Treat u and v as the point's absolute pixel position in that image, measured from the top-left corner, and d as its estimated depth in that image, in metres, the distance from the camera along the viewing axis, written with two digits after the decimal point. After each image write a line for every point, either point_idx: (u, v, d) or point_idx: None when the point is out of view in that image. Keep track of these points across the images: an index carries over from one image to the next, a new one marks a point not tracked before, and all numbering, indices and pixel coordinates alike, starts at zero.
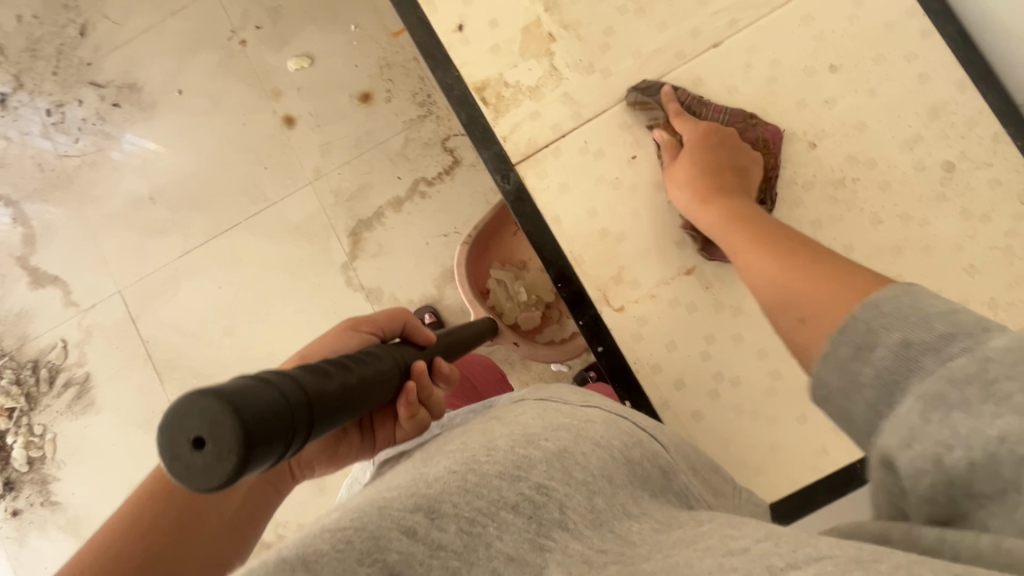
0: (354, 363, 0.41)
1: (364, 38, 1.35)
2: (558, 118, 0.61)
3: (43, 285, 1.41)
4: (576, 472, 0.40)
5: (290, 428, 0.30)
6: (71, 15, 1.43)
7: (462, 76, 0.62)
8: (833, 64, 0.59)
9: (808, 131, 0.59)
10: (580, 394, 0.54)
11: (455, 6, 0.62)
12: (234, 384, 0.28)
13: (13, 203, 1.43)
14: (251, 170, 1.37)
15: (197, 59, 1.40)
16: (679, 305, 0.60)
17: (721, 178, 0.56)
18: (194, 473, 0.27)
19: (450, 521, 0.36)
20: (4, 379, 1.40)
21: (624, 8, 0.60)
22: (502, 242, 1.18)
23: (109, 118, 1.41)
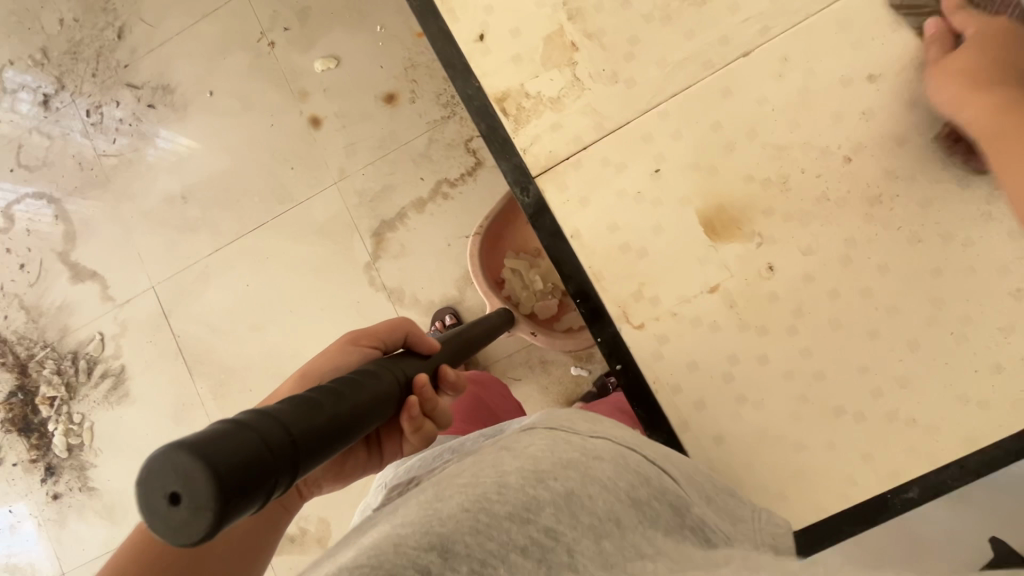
0: (349, 388, 0.41)
1: (390, 39, 1.36)
2: (579, 130, 0.59)
3: (82, 280, 1.47)
4: (585, 513, 0.40)
5: (272, 474, 0.31)
6: (109, 18, 1.47)
7: (483, 86, 0.61)
8: (871, 74, 0.56)
9: (844, 144, 0.56)
10: (590, 422, 0.53)
11: (477, 15, 0.61)
12: (208, 434, 0.29)
13: (55, 200, 1.49)
14: (278, 170, 1.40)
15: (228, 61, 1.42)
16: (702, 324, 0.57)
17: (983, 72, 0.52)
18: (175, 526, 0.29)
19: (462, 562, 0.36)
20: (47, 369, 1.47)
21: (651, 16, 0.58)
22: (516, 231, 1.16)
23: (145, 118, 1.46)
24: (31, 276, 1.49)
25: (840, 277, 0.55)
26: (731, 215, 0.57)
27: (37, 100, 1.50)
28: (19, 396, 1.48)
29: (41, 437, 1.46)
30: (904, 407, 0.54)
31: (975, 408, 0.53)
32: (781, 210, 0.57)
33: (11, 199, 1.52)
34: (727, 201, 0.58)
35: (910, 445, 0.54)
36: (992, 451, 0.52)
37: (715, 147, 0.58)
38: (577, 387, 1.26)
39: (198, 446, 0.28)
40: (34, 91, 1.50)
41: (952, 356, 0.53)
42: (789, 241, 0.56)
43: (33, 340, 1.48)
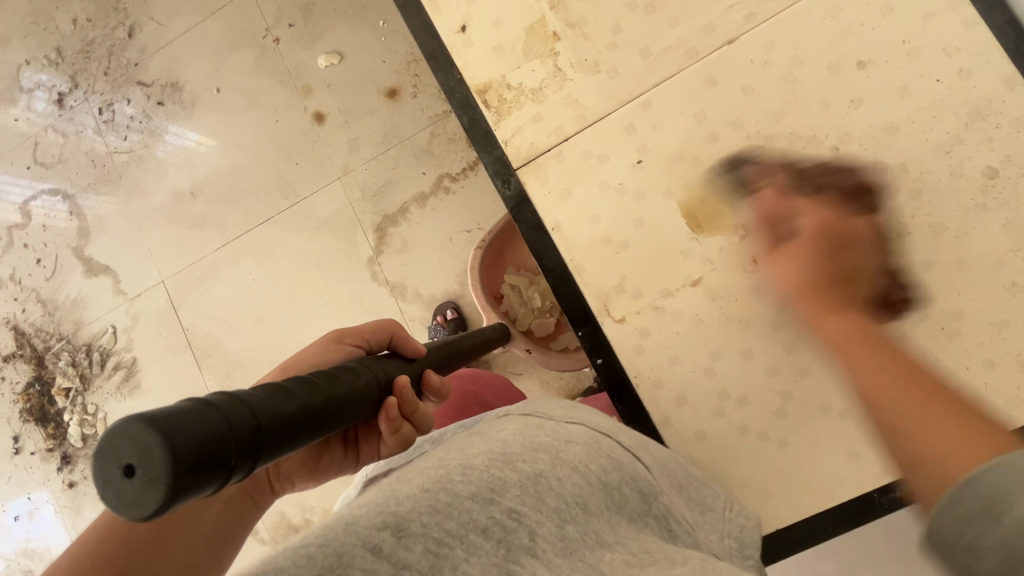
0: (323, 381, 0.42)
1: (392, 34, 1.36)
2: (561, 121, 0.59)
3: (96, 274, 1.51)
4: (550, 496, 0.41)
5: (231, 456, 0.31)
6: (120, 17, 1.50)
7: (464, 78, 0.61)
8: (860, 60, 0.54)
9: (830, 133, 0.54)
10: (567, 409, 0.54)
11: (459, 7, 0.61)
12: (173, 408, 0.29)
13: (70, 196, 1.53)
14: (282, 166, 1.41)
15: (234, 58, 1.44)
16: (684, 318, 0.56)
17: (824, 287, 0.49)
18: (127, 499, 0.28)
19: (416, 540, 0.36)
20: (63, 361, 1.51)
21: (634, 4, 0.57)
22: (517, 249, 1.17)
23: (154, 115, 1.48)
24: (48, 270, 1.54)
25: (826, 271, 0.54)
26: (714, 207, 0.56)
27: (52, 99, 1.54)
28: (38, 387, 1.53)
29: (57, 427, 1.51)
30: None
31: (966, 405, 0.51)
32: (765, 202, 0.55)
33: (28, 196, 1.56)
34: (710, 191, 0.56)
35: None
36: None
37: (698, 137, 0.56)
38: (577, 382, 1.25)
39: (160, 419, 0.28)
40: (50, 90, 1.54)
41: (942, 352, 0.52)
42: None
43: (50, 333, 1.52)
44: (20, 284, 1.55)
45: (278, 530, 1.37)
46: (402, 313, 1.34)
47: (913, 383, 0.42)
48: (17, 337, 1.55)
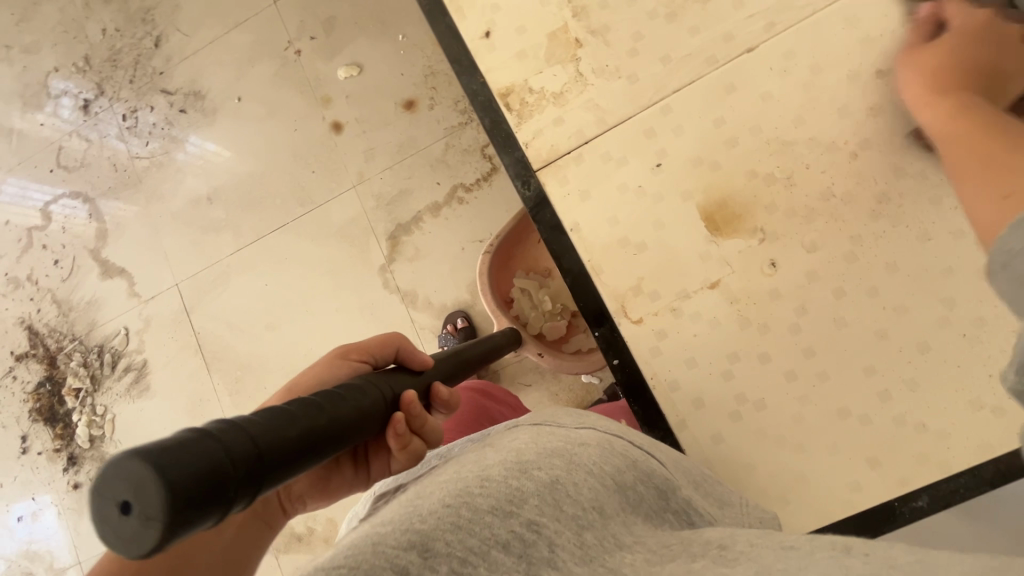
0: (330, 400, 0.41)
1: (411, 48, 1.39)
2: (581, 125, 0.60)
3: (111, 276, 1.53)
4: (568, 502, 0.41)
5: (232, 487, 0.31)
6: (148, 28, 1.55)
7: (487, 82, 0.62)
8: (878, 70, 0.55)
9: (850, 140, 0.55)
10: (577, 416, 0.55)
11: (483, 13, 0.62)
12: (167, 442, 0.29)
13: (90, 199, 1.56)
14: (299, 174, 1.43)
15: (256, 68, 1.48)
16: (701, 320, 0.56)
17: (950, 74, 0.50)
18: (127, 537, 0.28)
19: (441, 561, 0.35)
20: (74, 361, 1.52)
21: (655, 13, 0.59)
22: (528, 248, 1.18)
23: (176, 122, 1.52)
24: (64, 271, 1.56)
25: (845, 275, 0.54)
26: (733, 211, 0.57)
27: (78, 105, 1.58)
28: (48, 387, 1.54)
29: (65, 428, 1.52)
30: (913, 410, 0.52)
31: (989, 414, 0.51)
32: (783, 206, 0.56)
33: (49, 199, 1.59)
34: (729, 195, 0.57)
35: (919, 450, 0.52)
36: (1007, 461, 0.50)
37: (718, 142, 0.57)
38: (586, 395, 1.24)
39: (152, 454, 0.28)
40: (76, 96, 1.59)
41: (963, 358, 0.51)
42: (793, 237, 0.55)
43: (63, 333, 1.54)
44: (37, 284, 1.58)
45: (280, 538, 1.36)
46: (413, 321, 1.35)
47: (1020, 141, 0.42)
48: (30, 337, 1.57)
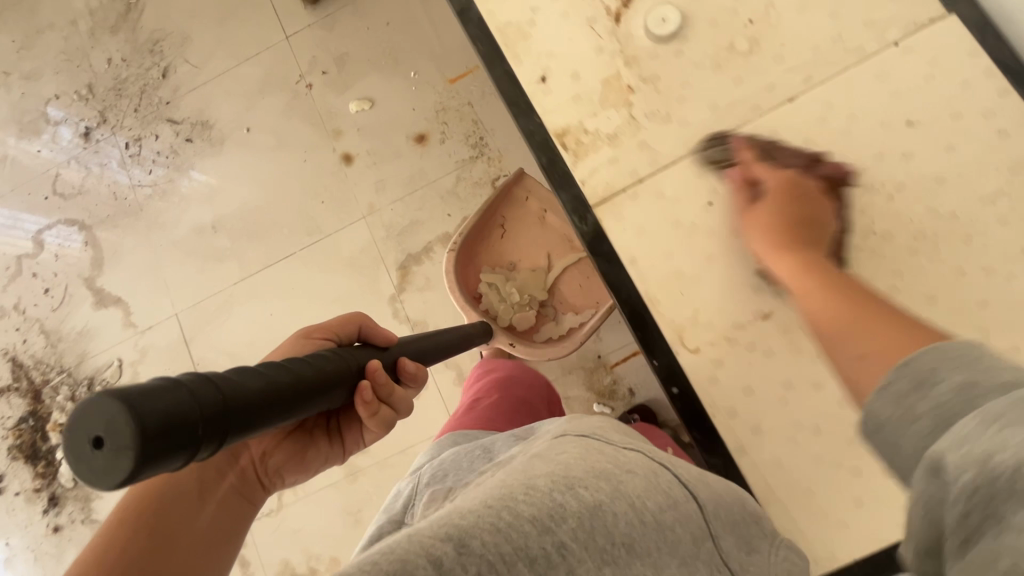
0: (295, 364, 0.48)
1: (422, 84, 1.44)
2: (635, 165, 0.63)
3: (106, 305, 1.49)
4: (602, 533, 0.42)
5: (197, 427, 0.35)
6: (156, 58, 1.56)
7: (544, 122, 0.65)
8: (909, 119, 0.59)
9: (887, 182, 0.60)
10: (622, 435, 0.57)
11: (539, 60, 0.66)
12: (148, 387, 0.33)
13: (87, 227, 1.53)
14: (308, 205, 1.44)
15: (266, 100, 1.50)
16: (756, 350, 0.59)
17: (782, 233, 0.56)
18: (96, 470, 0.32)
19: (474, 561, 0.37)
20: (61, 395, 1.46)
21: (702, 64, 0.63)
22: (490, 246, 1.30)
23: (182, 151, 1.51)
24: (55, 300, 1.51)
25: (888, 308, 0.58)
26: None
27: (77, 132, 1.57)
28: (31, 422, 1.47)
29: (47, 466, 1.44)
30: None
31: None
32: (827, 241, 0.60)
33: (42, 226, 1.55)
34: None
35: None
36: None
37: (765, 184, 0.61)
38: None
39: (129, 397, 0.32)
40: (76, 124, 1.57)
41: None
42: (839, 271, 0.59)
43: (50, 365, 1.48)
44: (24, 314, 1.52)
45: None
46: None
47: (865, 308, 0.47)
48: (14, 369, 1.50)
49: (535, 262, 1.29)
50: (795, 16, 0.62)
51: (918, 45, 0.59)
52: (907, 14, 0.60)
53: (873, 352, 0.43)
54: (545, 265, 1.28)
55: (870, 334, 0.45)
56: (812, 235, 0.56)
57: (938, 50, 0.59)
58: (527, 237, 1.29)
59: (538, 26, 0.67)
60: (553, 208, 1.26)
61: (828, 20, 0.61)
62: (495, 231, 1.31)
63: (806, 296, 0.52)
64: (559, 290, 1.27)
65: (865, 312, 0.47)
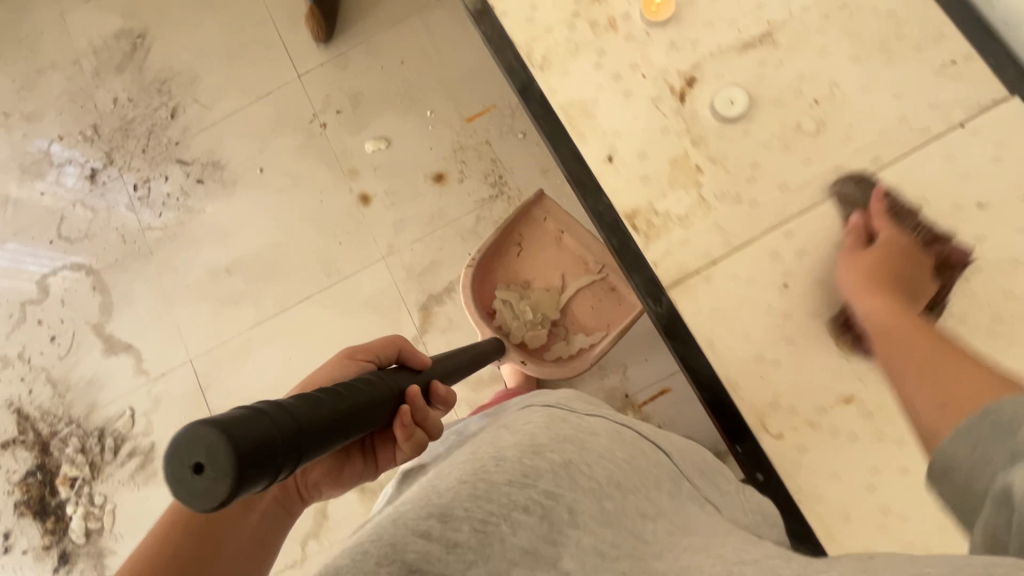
0: (348, 390, 0.50)
1: (438, 123, 1.43)
2: (709, 246, 0.65)
3: (116, 353, 1.45)
4: (583, 478, 0.45)
5: (278, 454, 0.38)
6: (164, 98, 1.53)
7: (613, 204, 0.67)
8: (980, 202, 0.62)
9: (960, 265, 0.62)
10: (583, 403, 0.60)
11: (604, 139, 0.68)
12: (232, 417, 0.36)
13: (94, 271, 1.49)
14: (325, 246, 1.42)
15: (279, 139, 1.48)
16: (839, 434, 0.62)
17: (882, 279, 0.60)
18: (198, 493, 0.35)
19: (462, 522, 0.39)
20: (71, 447, 1.41)
21: (770, 144, 0.66)
22: (506, 263, 1.29)
23: (193, 193, 1.49)
24: (62, 348, 1.47)
25: None
26: (860, 329, 0.63)
27: (83, 174, 1.53)
28: (39, 476, 1.42)
29: (57, 522, 1.39)
30: None
31: None
32: None
33: (47, 270, 1.51)
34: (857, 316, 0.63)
35: None
36: None
37: (840, 266, 0.64)
38: None
39: (223, 425, 0.35)
40: (82, 165, 1.53)
41: None
42: None
43: (58, 417, 1.43)
44: (29, 363, 1.47)
45: None
46: None
47: (954, 356, 0.51)
48: (19, 422, 1.45)
49: (549, 281, 1.28)
50: (859, 97, 0.65)
51: (983, 128, 0.62)
52: (969, 95, 0.63)
53: (954, 395, 0.47)
54: (559, 285, 1.28)
55: (956, 375, 0.49)
56: (909, 293, 0.60)
57: (1003, 133, 0.62)
58: (544, 256, 1.29)
59: (601, 104, 0.69)
60: (570, 230, 1.26)
61: (892, 101, 0.64)
62: (511, 248, 1.29)
63: (896, 336, 0.56)
64: (572, 309, 1.27)
65: (955, 361, 0.50)
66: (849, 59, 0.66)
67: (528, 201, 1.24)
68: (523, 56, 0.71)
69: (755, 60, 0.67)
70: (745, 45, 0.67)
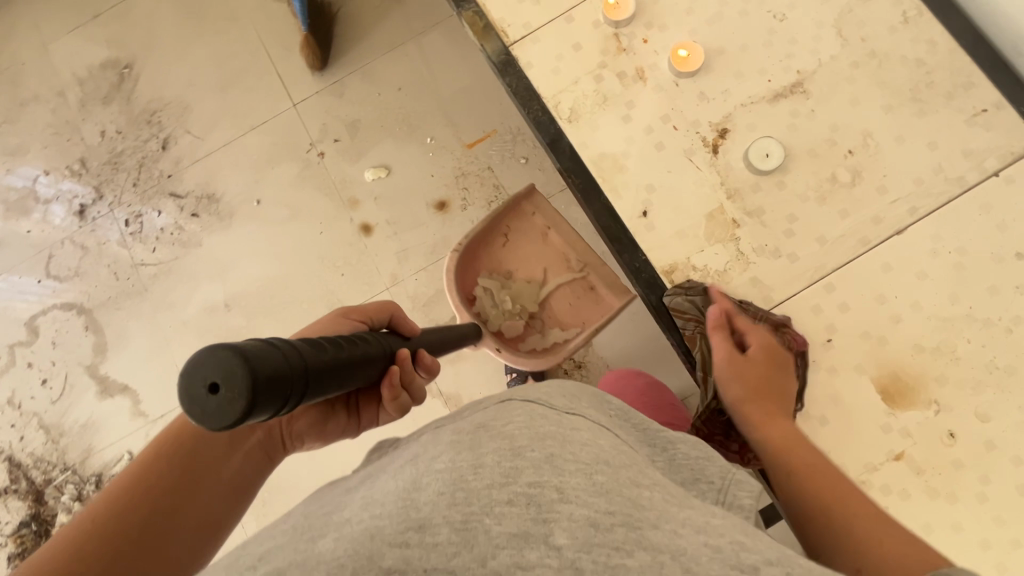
0: (347, 342, 0.50)
1: (439, 150, 1.42)
2: (749, 301, 0.68)
3: (111, 395, 1.40)
4: (569, 463, 0.41)
5: (289, 386, 0.38)
6: (154, 129, 1.49)
7: (650, 259, 0.69)
8: (1018, 252, 0.63)
9: (1003, 316, 0.63)
10: (566, 395, 0.52)
11: (639, 194, 0.70)
12: (249, 345, 0.36)
13: (85, 310, 1.44)
14: (327, 278, 1.40)
15: (276, 170, 1.45)
16: (891, 491, 0.63)
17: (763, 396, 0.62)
18: (211, 412, 0.34)
19: (441, 527, 0.35)
20: (66, 495, 1.36)
21: (806, 197, 0.68)
22: (491, 253, 1.23)
23: (187, 227, 1.45)
24: (54, 392, 1.41)
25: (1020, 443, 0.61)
26: (905, 384, 0.64)
27: (71, 210, 1.48)
28: (33, 527, 1.36)
29: None
30: None
31: None
32: (952, 378, 0.63)
33: (35, 310, 1.45)
34: (901, 369, 0.64)
35: None
36: None
37: (882, 319, 0.65)
38: None
39: (241, 349, 0.35)
40: (70, 201, 1.48)
41: None
42: (966, 407, 0.62)
43: (52, 463, 1.38)
44: (20, 408, 1.41)
45: None
46: None
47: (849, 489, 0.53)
48: (11, 470, 1.39)
49: (531, 274, 1.22)
50: (894, 147, 0.67)
51: (1018, 179, 0.64)
52: (1002, 143, 0.65)
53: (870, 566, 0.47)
54: (540, 279, 1.22)
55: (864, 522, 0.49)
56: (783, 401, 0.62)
57: None
58: (527, 249, 1.23)
59: (632, 158, 0.71)
60: (557, 226, 1.19)
61: (927, 150, 0.66)
62: (498, 238, 1.22)
63: (793, 462, 0.56)
64: (551, 303, 1.21)
65: (854, 496, 0.52)
66: (882, 108, 0.68)
67: (517, 193, 1.18)
68: (551, 108, 0.74)
69: (789, 109, 0.69)
70: (776, 94, 0.70)
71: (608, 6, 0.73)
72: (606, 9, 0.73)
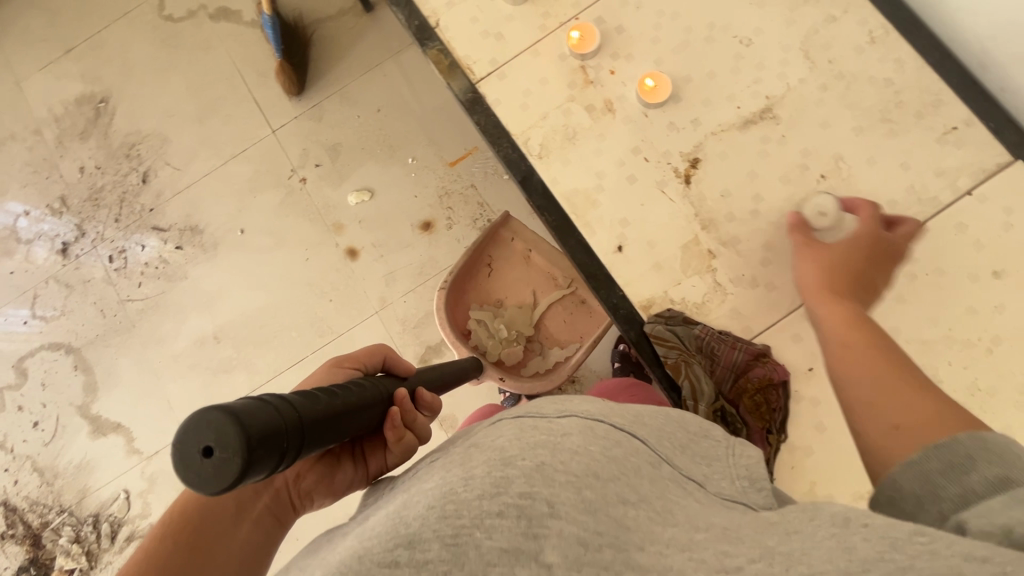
0: (342, 390, 0.48)
1: (422, 170, 1.41)
2: (729, 333, 0.68)
3: (104, 434, 1.39)
4: (559, 474, 0.39)
5: (284, 439, 0.37)
6: (133, 163, 1.48)
7: (627, 294, 0.69)
8: (996, 270, 0.63)
9: (983, 336, 0.63)
10: (559, 404, 0.50)
11: (614, 228, 0.70)
12: (242, 403, 0.35)
13: (74, 350, 1.43)
14: (315, 304, 1.39)
15: (258, 199, 1.44)
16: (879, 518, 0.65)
17: (842, 280, 0.61)
18: (208, 475, 0.34)
19: (432, 541, 0.34)
20: (63, 537, 1.35)
21: (781, 224, 0.68)
22: (479, 285, 1.22)
23: (172, 260, 1.43)
24: (47, 434, 1.40)
25: None
26: None
27: (54, 249, 1.47)
28: (33, 571, 1.36)
29: None
30: None
31: None
32: None
33: (23, 352, 1.44)
34: None
35: None
36: None
37: None
38: None
39: (231, 408, 0.34)
40: (52, 239, 1.47)
41: None
42: None
43: (47, 506, 1.37)
44: (12, 452, 1.40)
45: None
46: None
47: (905, 371, 0.52)
48: (6, 514, 1.38)
49: (521, 298, 1.21)
50: (865, 170, 0.67)
51: (993, 195, 0.64)
52: (974, 160, 0.65)
53: (909, 425, 0.47)
54: (531, 301, 1.20)
55: (910, 398, 0.49)
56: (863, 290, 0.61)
57: (1012, 199, 0.63)
58: (512, 275, 1.22)
59: (605, 193, 0.71)
60: (538, 248, 1.18)
61: (899, 171, 0.66)
62: (482, 269, 1.22)
63: (853, 342, 0.56)
64: (545, 324, 1.20)
65: (910, 377, 0.51)
66: (853, 131, 0.67)
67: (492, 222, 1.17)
68: (521, 145, 0.73)
69: (759, 135, 0.69)
70: (746, 120, 0.70)
71: (573, 40, 0.73)
72: (571, 44, 0.73)
